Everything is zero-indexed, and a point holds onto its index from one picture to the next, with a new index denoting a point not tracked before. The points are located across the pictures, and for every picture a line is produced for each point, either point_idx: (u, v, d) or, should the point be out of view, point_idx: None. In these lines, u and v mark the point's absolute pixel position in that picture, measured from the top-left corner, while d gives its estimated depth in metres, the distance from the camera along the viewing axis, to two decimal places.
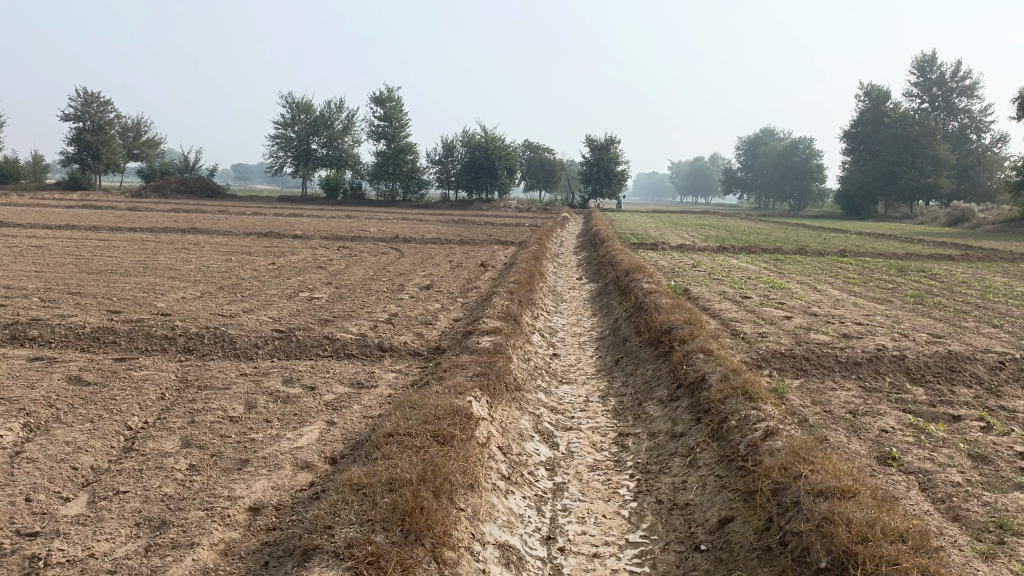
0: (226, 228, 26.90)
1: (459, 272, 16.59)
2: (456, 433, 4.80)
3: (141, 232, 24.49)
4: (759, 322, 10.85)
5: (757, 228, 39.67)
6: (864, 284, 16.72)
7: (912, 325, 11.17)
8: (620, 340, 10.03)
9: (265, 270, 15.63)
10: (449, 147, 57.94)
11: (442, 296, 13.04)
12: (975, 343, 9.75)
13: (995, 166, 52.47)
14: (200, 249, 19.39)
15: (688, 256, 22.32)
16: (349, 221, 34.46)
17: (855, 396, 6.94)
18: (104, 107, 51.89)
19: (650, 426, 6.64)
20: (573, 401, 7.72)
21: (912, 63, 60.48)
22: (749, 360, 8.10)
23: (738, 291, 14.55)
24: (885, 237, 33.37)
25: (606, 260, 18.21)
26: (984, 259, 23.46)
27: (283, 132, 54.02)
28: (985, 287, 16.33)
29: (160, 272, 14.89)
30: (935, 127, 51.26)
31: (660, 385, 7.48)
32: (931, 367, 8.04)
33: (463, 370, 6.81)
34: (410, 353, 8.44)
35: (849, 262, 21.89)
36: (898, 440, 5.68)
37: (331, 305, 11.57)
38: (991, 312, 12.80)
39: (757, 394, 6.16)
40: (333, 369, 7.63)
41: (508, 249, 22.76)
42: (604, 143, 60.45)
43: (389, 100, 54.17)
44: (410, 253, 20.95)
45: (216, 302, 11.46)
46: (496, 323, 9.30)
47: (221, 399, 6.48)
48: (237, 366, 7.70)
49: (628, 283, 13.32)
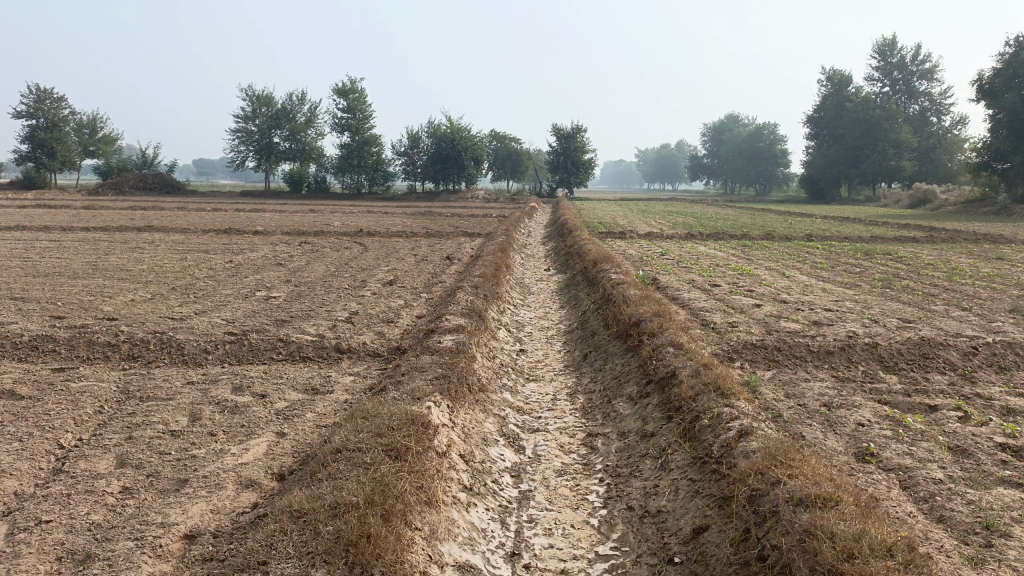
0: (184, 225, 26.17)
1: (424, 266, 16.21)
2: (410, 445, 4.47)
3: (95, 232, 23.67)
4: (729, 310, 10.66)
5: (724, 214, 39.80)
6: (832, 269, 16.65)
7: (883, 310, 11.05)
8: (588, 333, 9.75)
9: (222, 269, 15.11)
10: (415, 138, 57.35)
11: (405, 292, 12.67)
12: (946, 327, 9.65)
13: (955, 148, 53.22)
14: (156, 249, 18.77)
15: (657, 244, 22.19)
16: (312, 215, 33.79)
17: (828, 388, 6.72)
18: (58, 103, 50.39)
19: (619, 426, 6.36)
20: (540, 400, 7.42)
21: (872, 47, 60.99)
22: (720, 352, 7.86)
23: (707, 279, 14.37)
24: (850, 221, 33.60)
25: (574, 251, 17.95)
26: (948, 241, 23.63)
27: (244, 126, 52.99)
28: (952, 270, 16.34)
29: (111, 273, 14.31)
30: (896, 110, 51.81)
31: (629, 381, 7.21)
32: (904, 355, 7.87)
33: (423, 373, 6.47)
34: (369, 354, 8.09)
35: (816, 247, 21.90)
36: (876, 434, 5.46)
37: (289, 304, 11.15)
38: (960, 295, 12.75)
39: (729, 389, 5.90)
40: (286, 374, 7.24)
41: (475, 241, 22.38)
42: (571, 131, 60.24)
43: (352, 92, 53.38)
44: (374, 247, 20.51)
45: (168, 304, 10.98)
46: (459, 319, 8.97)
47: (164, 411, 6.07)
48: (184, 374, 7.29)
49: (596, 274, 13.06)
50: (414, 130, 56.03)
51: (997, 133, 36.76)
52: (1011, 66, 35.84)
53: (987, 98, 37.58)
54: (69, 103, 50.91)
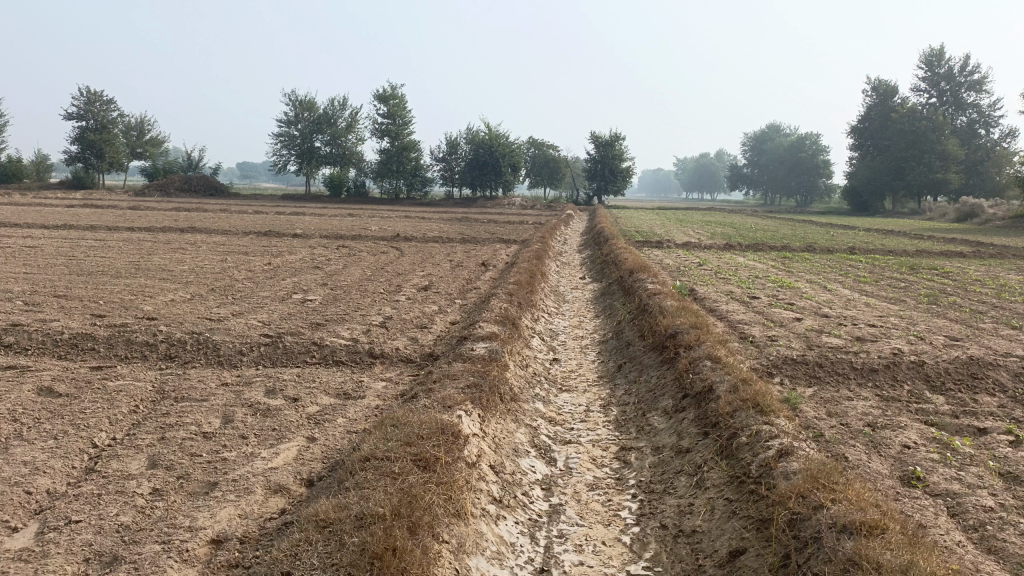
0: (225, 227, 26.56)
1: (459, 272, 16.19)
2: (440, 455, 4.40)
3: (139, 231, 24.11)
4: (769, 324, 10.43)
5: (763, 224, 39.23)
6: (876, 283, 16.26)
7: (928, 327, 10.73)
8: (623, 344, 9.61)
9: (260, 271, 15.27)
10: (453, 144, 57.59)
11: (440, 297, 12.64)
12: (995, 346, 9.32)
13: (1004, 161, 51.87)
14: (197, 249, 19.05)
15: (694, 254, 21.91)
16: (350, 219, 34.04)
17: (873, 408, 6.49)
18: (108, 106, 51.57)
19: (654, 440, 6.22)
20: (573, 411, 7.30)
21: (919, 57, 59.80)
22: (759, 367, 7.68)
23: (746, 291, 14.11)
24: (893, 234, 32.86)
25: (610, 259, 17.80)
26: (997, 257, 22.96)
27: (286, 131, 53.72)
28: (1000, 286, 15.86)
29: (152, 273, 14.53)
30: (943, 121, 50.70)
31: (664, 395, 7.07)
32: (951, 374, 7.59)
33: (454, 381, 6.39)
34: (402, 360, 8.05)
35: (859, 260, 21.43)
36: (923, 458, 5.24)
37: (324, 308, 11.17)
38: (1009, 312, 12.33)
39: (769, 406, 5.72)
40: (319, 378, 7.23)
41: (510, 248, 22.35)
42: (609, 139, 59.97)
43: (393, 97, 53.84)
44: (410, 252, 20.58)
45: (206, 305, 11.09)
46: (492, 327, 8.89)
47: (196, 413, 6.09)
48: (219, 375, 7.32)
49: (632, 284, 12.90)
50: (453, 136, 56.27)
51: None
52: None
53: None
54: (118, 106, 52.12)
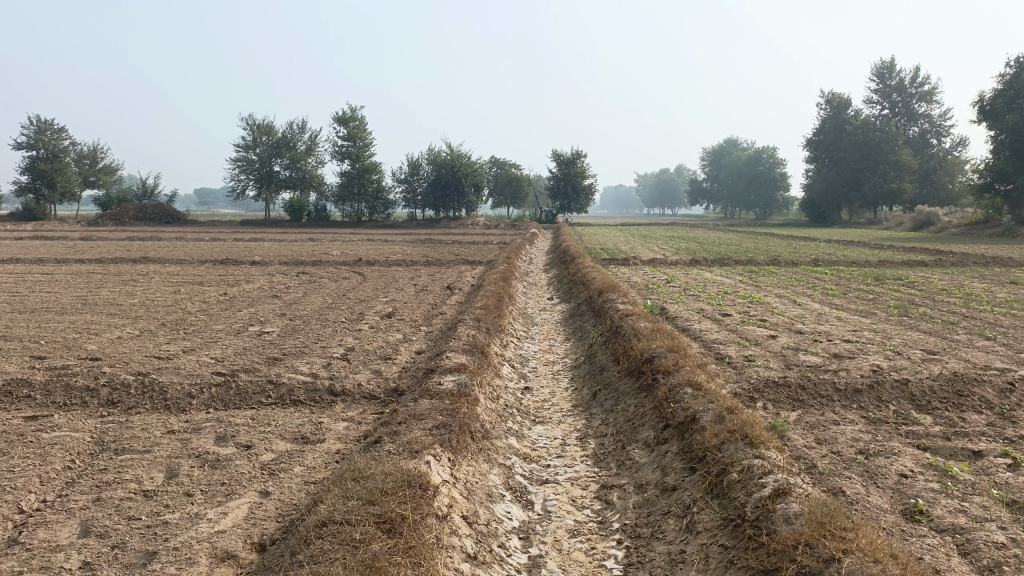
0: (181, 256, 25.75)
1: (423, 296, 15.77)
2: (406, 514, 3.96)
3: (90, 263, 23.23)
4: (744, 343, 10.16)
5: (726, 238, 39.51)
6: (844, 295, 16.18)
7: (904, 340, 10.55)
8: (597, 369, 9.24)
9: (214, 302, 14.67)
10: (415, 165, 57.20)
11: (404, 325, 12.19)
12: (974, 359, 9.14)
13: (956, 170, 53.05)
14: (150, 281, 18.33)
15: (660, 271, 21.77)
16: (311, 244, 33.40)
17: (862, 432, 6.19)
18: (59, 134, 50.18)
19: (636, 477, 5.83)
20: (548, 446, 6.88)
21: (871, 70, 61.05)
22: (741, 391, 7.35)
23: (716, 308, 13.88)
24: (854, 244, 33.23)
25: (577, 279, 17.52)
26: (958, 265, 23.18)
27: (244, 155, 52.86)
28: (967, 295, 15.87)
29: (100, 308, 13.85)
30: (896, 132, 51.70)
31: (644, 426, 6.69)
32: (937, 393, 7.33)
33: (421, 422, 5.93)
34: (364, 397, 7.57)
35: (824, 272, 21.46)
36: (922, 488, 4.92)
37: (283, 340, 10.65)
38: (980, 322, 12.25)
39: (758, 437, 5.37)
40: (276, 421, 6.72)
41: (476, 270, 21.99)
42: (571, 157, 60.16)
43: (352, 119, 53.31)
44: (373, 276, 20.11)
45: (156, 342, 10.47)
46: (460, 357, 8.43)
47: (137, 467, 5.55)
48: (165, 422, 6.77)
49: (602, 304, 12.59)
50: (414, 157, 55.87)
51: (999, 155, 36.35)
52: (1011, 86, 35.73)
53: (988, 119, 37.31)
54: (69, 134, 50.75)
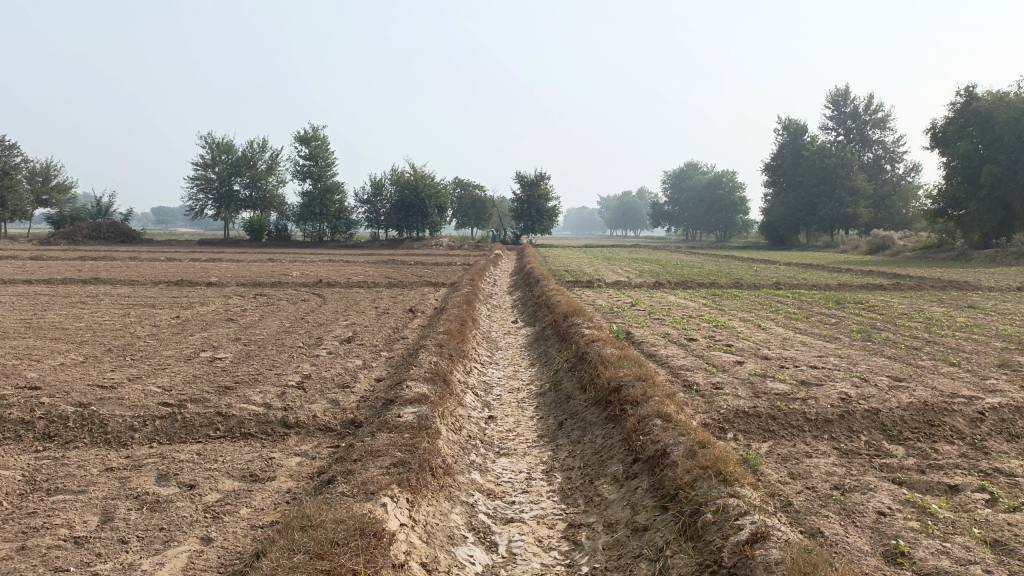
0: (134, 277, 25.01)
1: (385, 320, 15.41)
2: (361, 569, 3.65)
3: (37, 284, 22.36)
4: (711, 369, 10.00)
5: (689, 260, 39.73)
6: (807, 319, 16.19)
7: (870, 367, 10.47)
8: (562, 398, 8.97)
9: (166, 326, 14.11)
10: (378, 185, 56.80)
11: (364, 350, 11.83)
12: (941, 386, 9.07)
13: (910, 196, 54.26)
14: (99, 303, 17.66)
15: (625, 293, 21.70)
16: (271, 264, 32.75)
17: (836, 466, 6.01)
18: (10, 151, 48.73)
19: (605, 515, 5.57)
20: (513, 480, 6.57)
21: (827, 97, 62.49)
22: (711, 422, 7.13)
23: (682, 332, 13.74)
24: (812, 267, 33.61)
25: (541, 301, 17.33)
26: (915, 288, 23.48)
27: (203, 174, 51.99)
28: (927, 319, 15.97)
29: (43, 332, 13.23)
30: (851, 158, 52.76)
31: (613, 459, 6.43)
32: (907, 423, 7.21)
33: (377, 459, 5.59)
34: (320, 429, 7.19)
35: (786, 295, 21.59)
36: (901, 527, 4.72)
37: (236, 367, 10.20)
38: (943, 347, 12.27)
39: (732, 473, 5.14)
40: (223, 457, 6.32)
41: (439, 292, 21.68)
42: (534, 179, 60.30)
43: (315, 139, 52.75)
44: (333, 299, 19.67)
45: (100, 369, 9.95)
46: (421, 386, 8.09)
47: (69, 510, 5.10)
48: (104, 458, 6.33)
49: (567, 329, 12.35)
50: (377, 177, 55.48)
51: (951, 181, 37.18)
52: (962, 114, 36.63)
53: (939, 145, 38.27)
54: (21, 151, 49.29)
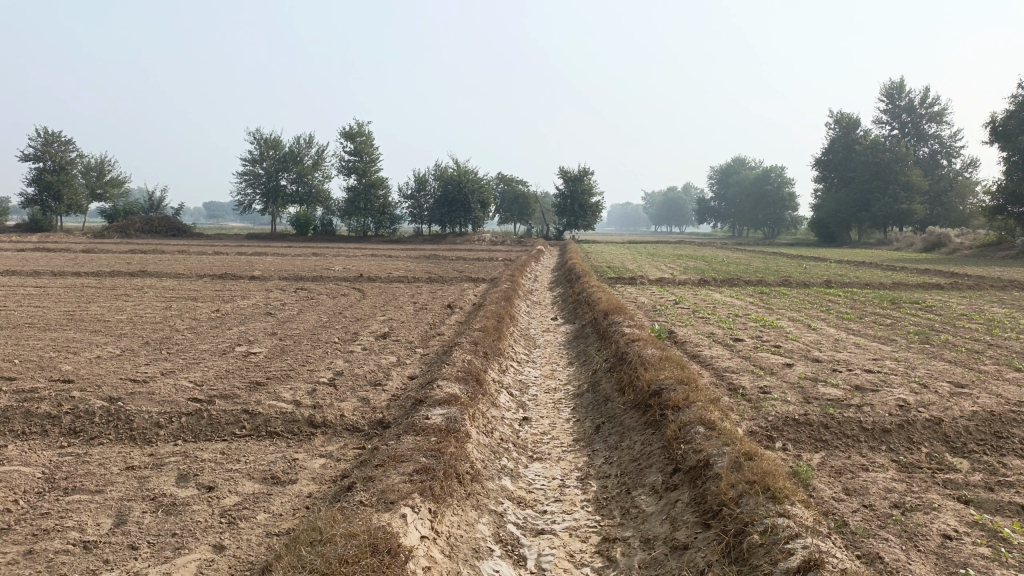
0: (179, 270, 25.42)
1: (422, 316, 15.23)
2: None
3: (87, 277, 22.70)
4: (757, 372, 9.54)
5: (735, 258, 38.83)
6: (860, 320, 15.51)
7: (929, 371, 9.88)
8: (600, 400, 8.61)
9: (205, 320, 14.09)
10: (422, 181, 56.82)
11: (399, 346, 11.61)
12: (1007, 393, 8.49)
13: (966, 192, 52.58)
14: (142, 296, 17.82)
15: (669, 291, 21.17)
16: (314, 259, 32.87)
17: (895, 481, 5.56)
18: (66, 146, 49.92)
19: (642, 529, 5.22)
20: (546, 487, 6.24)
21: (881, 90, 60.73)
22: (758, 430, 6.71)
23: (727, 332, 13.23)
24: (865, 265, 32.56)
25: (582, 298, 16.98)
26: (973, 288, 22.44)
27: (251, 169, 52.63)
28: (988, 321, 15.17)
29: (84, 325, 13.30)
30: (906, 153, 51.13)
31: (652, 467, 6.07)
32: (973, 434, 6.67)
33: (401, 465, 5.32)
34: (347, 429, 6.97)
35: (837, 294, 20.83)
36: (970, 554, 4.25)
37: (269, 362, 10.05)
38: (1007, 351, 11.58)
39: (781, 489, 4.73)
40: (245, 458, 6.11)
41: (479, 287, 21.39)
42: (578, 174, 59.77)
43: (359, 134, 52.94)
44: (372, 293, 19.56)
45: (135, 363, 9.90)
46: (452, 386, 7.81)
47: (83, 512, 4.93)
48: (125, 456, 6.18)
49: (607, 327, 11.98)
50: (422, 173, 55.50)
51: (1012, 177, 35.61)
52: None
53: (1000, 140, 36.66)
54: (77, 147, 50.54)
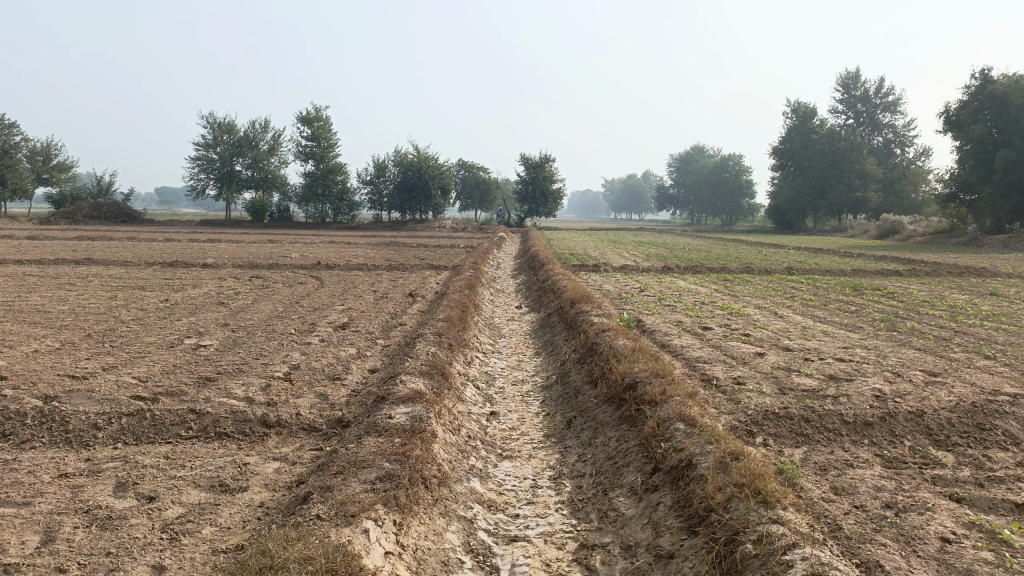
0: (127, 257, 24.38)
1: (383, 305, 14.74)
2: None
3: (29, 265, 21.64)
4: (730, 362, 9.30)
5: (696, 245, 38.98)
6: (825, 307, 15.43)
7: (901, 360, 9.75)
8: (571, 392, 8.29)
9: (153, 310, 13.40)
10: (381, 167, 55.81)
11: (358, 338, 11.13)
12: (981, 382, 8.36)
13: (919, 179, 53.36)
14: (86, 285, 16.96)
15: (633, 278, 20.96)
16: (270, 246, 31.92)
17: (884, 479, 5.31)
18: (10, 130, 47.81)
19: (622, 534, 4.89)
20: (517, 488, 5.87)
21: (837, 79, 61.42)
22: (737, 425, 6.44)
23: (695, 320, 13.02)
24: (824, 252, 32.78)
25: (546, 286, 16.64)
26: (932, 275, 22.63)
27: (204, 154, 51.12)
28: (951, 307, 15.21)
29: (22, 316, 12.51)
30: (861, 141, 51.63)
31: (630, 466, 5.75)
32: (956, 427, 6.48)
33: (362, 471, 4.90)
34: (303, 429, 6.51)
35: (800, 281, 20.84)
36: (973, 560, 3.99)
37: (220, 356, 9.49)
38: (974, 338, 11.53)
39: (773, 493, 4.43)
40: (193, 462, 5.63)
41: (441, 275, 20.91)
42: (539, 161, 59.41)
43: (317, 119, 51.68)
44: (330, 282, 18.98)
45: (75, 357, 9.26)
46: (416, 381, 7.39)
47: (6, 529, 4.42)
48: (60, 463, 5.65)
49: (575, 316, 11.65)
50: (381, 158, 54.48)
51: (964, 165, 36.13)
52: (976, 96, 35.51)
53: (953, 129, 37.17)
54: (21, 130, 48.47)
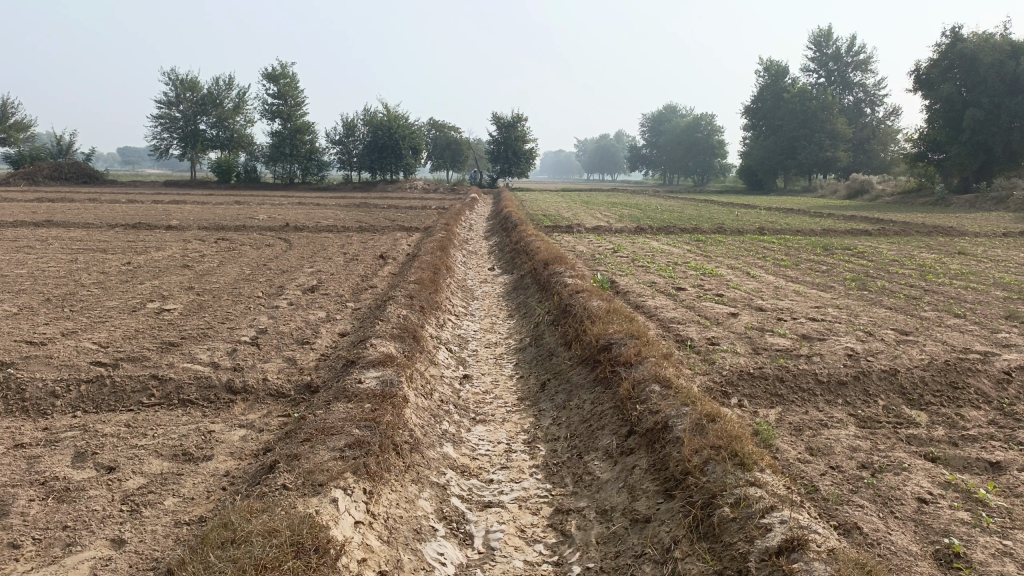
0: (89, 219, 23.71)
1: (353, 267, 14.47)
2: None
3: None
4: (704, 323, 9.26)
5: (669, 205, 38.91)
6: (797, 267, 15.46)
7: (873, 319, 9.77)
8: (545, 354, 8.19)
9: (115, 274, 13.00)
10: (350, 126, 54.77)
11: (328, 301, 10.90)
12: (952, 340, 8.40)
13: (888, 139, 53.79)
14: (46, 248, 16.45)
15: (606, 239, 20.84)
16: (238, 207, 31.27)
17: (859, 439, 5.29)
18: None
19: (598, 499, 4.81)
20: (491, 453, 5.77)
21: (808, 38, 61.25)
22: (712, 386, 6.39)
23: (668, 281, 12.95)
24: (794, 212, 32.93)
25: (519, 247, 16.46)
26: (901, 234, 22.81)
27: (167, 113, 49.74)
28: (920, 266, 15.31)
29: None
30: (832, 101, 51.73)
31: (604, 430, 5.67)
32: (929, 385, 6.49)
33: (330, 439, 4.76)
34: (271, 395, 6.33)
35: (771, 241, 20.90)
36: (950, 520, 3.97)
37: (185, 320, 9.22)
38: (943, 297, 11.60)
39: (749, 455, 4.37)
40: (155, 431, 5.44)
41: (413, 237, 20.63)
42: (511, 121, 58.73)
43: (283, 77, 50.35)
44: (300, 244, 18.63)
45: (32, 323, 8.94)
46: (387, 345, 7.24)
47: None
48: (15, 433, 5.43)
49: (548, 277, 11.52)
50: (350, 117, 53.47)
51: (933, 124, 36.33)
52: (946, 56, 35.53)
53: (923, 88, 37.29)
54: None
